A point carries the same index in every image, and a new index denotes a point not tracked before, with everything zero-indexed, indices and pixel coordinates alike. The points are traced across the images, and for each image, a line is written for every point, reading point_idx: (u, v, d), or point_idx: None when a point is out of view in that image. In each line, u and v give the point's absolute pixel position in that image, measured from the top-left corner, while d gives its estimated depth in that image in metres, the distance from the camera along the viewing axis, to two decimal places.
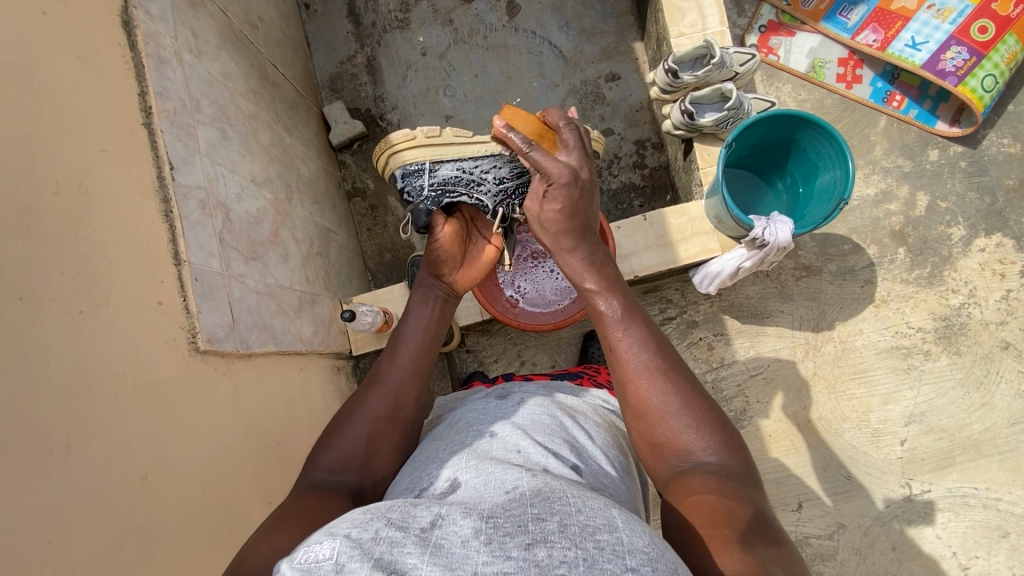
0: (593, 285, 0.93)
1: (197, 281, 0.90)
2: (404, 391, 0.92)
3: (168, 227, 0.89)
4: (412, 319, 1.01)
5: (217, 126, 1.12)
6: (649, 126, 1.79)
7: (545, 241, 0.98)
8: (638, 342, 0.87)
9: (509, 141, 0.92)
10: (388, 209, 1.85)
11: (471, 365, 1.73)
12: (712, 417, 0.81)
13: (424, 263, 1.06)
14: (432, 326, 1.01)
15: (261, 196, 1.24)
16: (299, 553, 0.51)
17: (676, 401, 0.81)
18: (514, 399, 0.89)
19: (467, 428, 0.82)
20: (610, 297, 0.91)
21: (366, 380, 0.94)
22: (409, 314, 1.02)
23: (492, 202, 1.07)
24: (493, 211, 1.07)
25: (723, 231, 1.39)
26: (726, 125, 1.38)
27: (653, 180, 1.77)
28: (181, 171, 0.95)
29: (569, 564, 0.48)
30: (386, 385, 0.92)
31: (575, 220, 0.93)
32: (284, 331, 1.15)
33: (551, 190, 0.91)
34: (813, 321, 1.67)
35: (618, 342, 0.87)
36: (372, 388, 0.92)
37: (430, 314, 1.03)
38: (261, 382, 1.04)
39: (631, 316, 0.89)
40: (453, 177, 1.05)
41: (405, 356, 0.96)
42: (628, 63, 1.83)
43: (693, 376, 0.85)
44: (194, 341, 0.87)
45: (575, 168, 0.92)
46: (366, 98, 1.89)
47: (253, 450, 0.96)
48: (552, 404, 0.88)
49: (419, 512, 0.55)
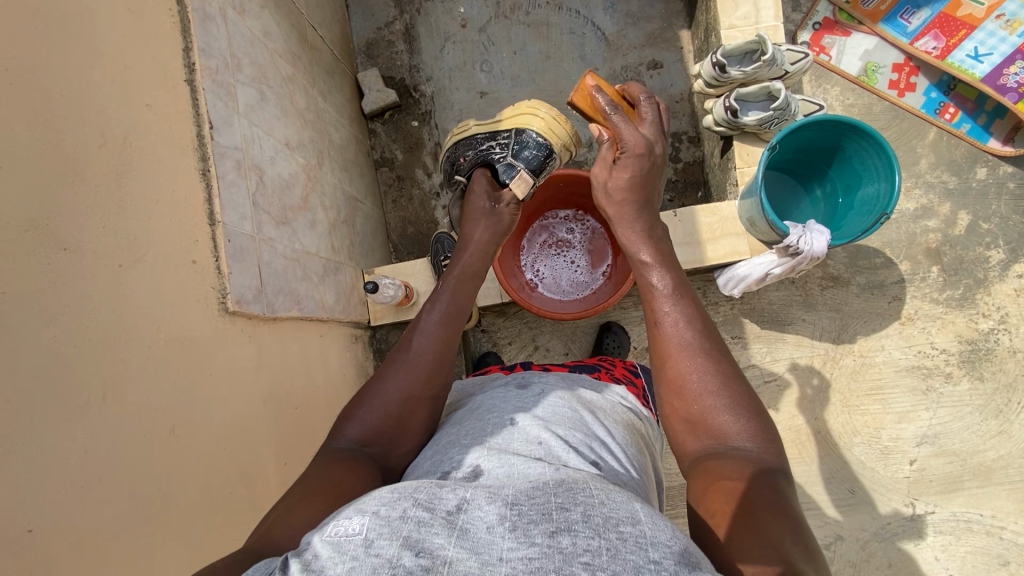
0: (649, 260, 0.98)
1: (229, 243, 0.91)
2: (433, 369, 0.92)
3: (205, 187, 0.89)
4: (445, 294, 1.02)
5: (256, 87, 1.12)
6: (687, 119, 1.74)
7: (607, 207, 1.07)
8: (684, 319, 0.89)
9: (596, 100, 1.04)
10: (415, 181, 1.84)
11: (485, 346, 1.74)
12: (747, 400, 0.81)
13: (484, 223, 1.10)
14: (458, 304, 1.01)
15: (294, 160, 1.24)
16: (328, 527, 0.54)
17: (716, 379, 0.83)
18: (536, 389, 0.89)
19: (488, 415, 0.82)
20: (665, 274, 0.95)
21: (392, 355, 0.94)
22: (442, 293, 1.02)
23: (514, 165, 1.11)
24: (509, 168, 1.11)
25: (755, 235, 1.36)
26: (770, 126, 1.34)
27: (686, 175, 1.73)
28: (220, 130, 0.95)
29: (592, 553, 0.49)
30: (413, 359, 0.92)
31: (640, 193, 1.04)
32: (308, 297, 1.16)
33: (623, 157, 1.03)
34: (834, 333, 1.64)
35: (665, 315, 0.90)
36: (398, 363, 0.92)
37: (469, 293, 1.04)
38: (283, 346, 1.05)
39: (680, 292, 0.93)
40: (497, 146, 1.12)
41: (432, 330, 0.96)
42: (673, 51, 1.78)
43: (733, 361, 0.86)
44: (224, 302, 0.89)
45: (651, 145, 1.04)
46: (401, 67, 1.87)
47: (273, 412, 0.98)
48: (574, 399, 0.88)
49: (445, 494, 0.57)
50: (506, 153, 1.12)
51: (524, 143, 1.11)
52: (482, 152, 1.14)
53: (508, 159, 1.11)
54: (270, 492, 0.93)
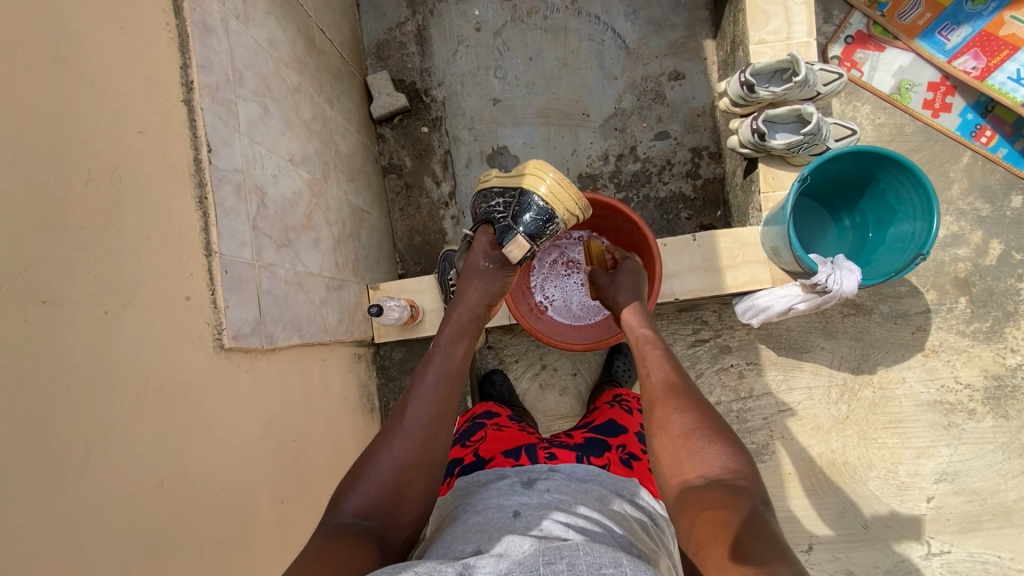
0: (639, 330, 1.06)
1: (226, 274, 0.86)
2: (431, 433, 0.89)
3: (201, 215, 0.84)
4: (437, 355, 0.99)
5: (259, 101, 1.06)
6: (709, 133, 1.67)
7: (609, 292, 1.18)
8: (666, 366, 0.94)
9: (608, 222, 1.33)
10: (424, 190, 1.78)
11: (491, 363, 1.69)
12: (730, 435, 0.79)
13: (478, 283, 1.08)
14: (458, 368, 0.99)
15: (298, 175, 1.18)
16: None
17: (698, 412, 0.82)
18: (544, 483, 0.83)
19: (490, 501, 0.79)
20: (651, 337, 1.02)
21: (389, 423, 0.91)
22: (437, 352, 0.99)
23: (513, 227, 1.08)
24: (506, 230, 1.08)
25: (778, 263, 1.30)
26: (798, 151, 1.28)
27: (705, 192, 1.66)
28: (219, 153, 0.90)
29: None
30: (409, 426, 0.89)
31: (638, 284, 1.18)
32: (309, 321, 1.12)
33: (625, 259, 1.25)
34: (853, 363, 1.58)
35: (652, 369, 0.94)
36: (395, 432, 0.88)
37: (463, 352, 1.01)
38: (282, 376, 1.01)
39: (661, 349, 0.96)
40: (502, 205, 1.10)
41: (429, 394, 0.93)
42: (696, 62, 1.70)
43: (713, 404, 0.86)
44: (219, 338, 0.84)
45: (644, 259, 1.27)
46: (412, 70, 1.80)
47: (269, 448, 0.94)
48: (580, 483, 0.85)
49: (443, 568, 0.57)
50: (507, 215, 1.09)
51: (525, 207, 1.08)
52: (485, 212, 1.12)
53: (507, 221, 1.09)
54: (266, 534, 0.89)
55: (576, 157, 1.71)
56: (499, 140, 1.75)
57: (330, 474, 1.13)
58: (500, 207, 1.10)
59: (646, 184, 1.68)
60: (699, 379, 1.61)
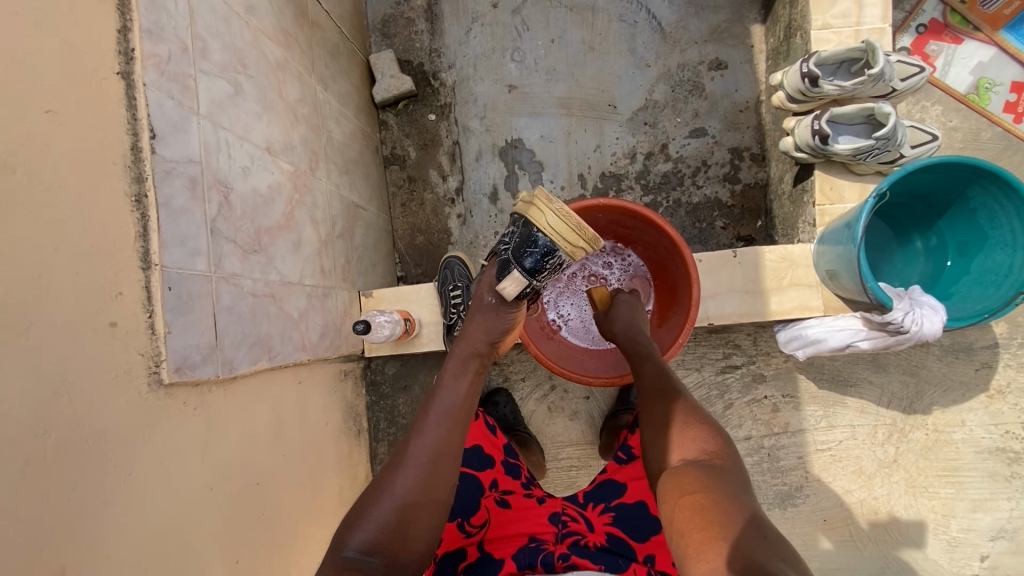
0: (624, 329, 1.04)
1: (170, 291, 0.70)
2: (433, 470, 0.81)
3: (138, 219, 0.68)
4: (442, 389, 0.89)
5: (228, 78, 0.89)
6: (751, 132, 1.48)
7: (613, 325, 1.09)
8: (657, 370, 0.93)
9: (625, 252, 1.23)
10: (428, 185, 1.61)
11: (495, 380, 1.53)
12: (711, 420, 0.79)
13: (484, 317, 0.94)
14: (467, 401, 0.89)
15: (277, 167, 1.01)
16: None
17: (682, 404, 0.82)
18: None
19: None
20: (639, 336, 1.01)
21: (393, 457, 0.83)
22: (443, 386, 0.89)
23: (509, 263, 0.91)
24: (503, 267, 0.91)
25: (833, 288, 1.10)
26: (866, 157, 1.08)
27: (744, 200, 1.47)
28: (167, 139, 0.73)
29: None
30: (410, 461, 0.81)
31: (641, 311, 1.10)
32: (283, 340, 0.95)
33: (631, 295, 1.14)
34: (905, 401, 1.39)
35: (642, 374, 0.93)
36: (397, 465, 0.81)
37: (467, 387, 0.90)
38: (245, 409, 0.85)
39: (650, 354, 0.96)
40: (507, 234, 0.92)
41: (432, 432, 0.84)
42: (740, 49, 1.50)
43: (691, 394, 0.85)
44: (157, 372, 0.68)
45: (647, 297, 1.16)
46: (420, 50, 1.62)
47: (224, 500, 0.78)
48: None
49: None
50: (509, 247, 0.91)
51: (526, 240, 0.88)
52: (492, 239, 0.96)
53: (508, 254, 0.91)
54: None
55: (599, 154, 1.52)
56: (514, 131, 1.57)
57: (303, 517, 0.98)
58: (505, 236, 0.92)
59: (678, 187, 1.49)
60: (727, 410, 1.43)
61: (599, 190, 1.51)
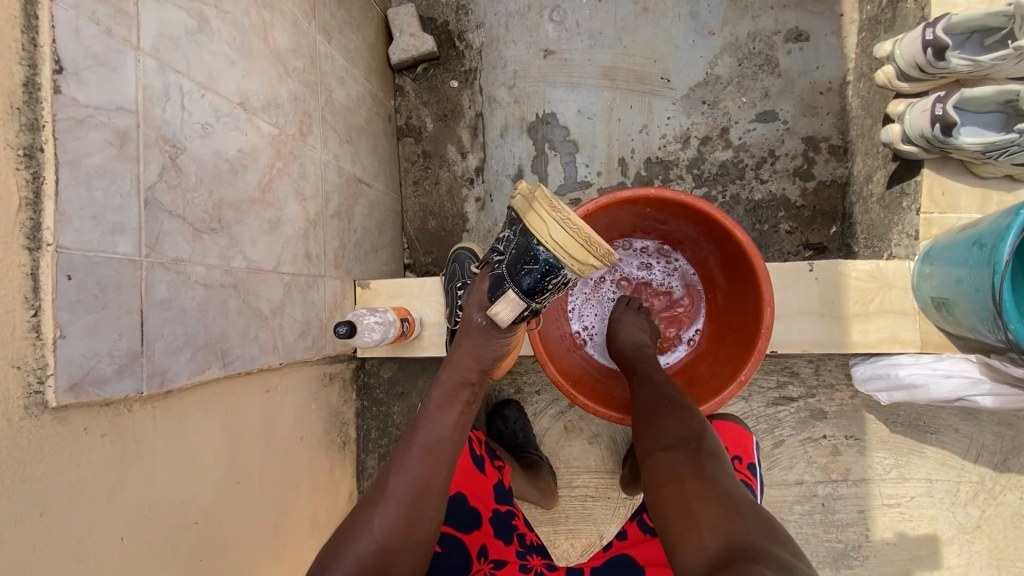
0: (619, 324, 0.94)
1: (69, 280, 0.53)
2: (415, 513, 0.68)
3: (29, 183, 0.50)
4: (425, 418, 0.74)
5: (189, 9, 0.70)
6: (833, 119, 1.23)
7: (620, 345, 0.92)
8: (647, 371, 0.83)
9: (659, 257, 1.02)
10: (445, 162, 1.41)
11: (506, 391, 1.34)
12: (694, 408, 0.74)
13: (476, 343, 0.76)
14: (457, 434, 0.74)
15: (255, 128, 0.83)
16: None
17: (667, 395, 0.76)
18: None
19: None
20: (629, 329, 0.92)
21: (369, 490, 0.70)
22: (426, 416, 0.74)
23: (503, 281, 0.71)
24: (496, 285, 0.72)
25: (935, 320, 0.88)
26: (998, 157, 0.83)
27: (817, 200, 1.23)
28: (82, 78, 0.55)
29: None
30: (391, 497, 0.68)
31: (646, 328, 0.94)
32: (245, 341, 0.78)
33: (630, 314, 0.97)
34: (997, 456, 1.15)
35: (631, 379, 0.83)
36: (375, 498, 0.68)
37: (456, 419, 0.74)
38: (185, 430, 0.68)
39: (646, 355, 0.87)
40: (502, 242, 0.72)
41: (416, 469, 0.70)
42: (828, 18, 1.24)
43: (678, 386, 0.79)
44: (41, 392, 0.51)
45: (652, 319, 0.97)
46: (446, 5, 1.40)
47: (143, 548, 0.61)
48: None
49: None
50: (504, 260, 0.71)
51: (524, 253, 0.68)
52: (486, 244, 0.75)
53: (503, 269, 0.71)
54: None
55: (645, 136, 1.29)
56: (547, 105, 1.35)
57: (261, 554, 0.82)
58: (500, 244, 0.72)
59: (738, 180, 1.25)
60: (777, 448, 1.22)
61: (642, 179, 1.29)
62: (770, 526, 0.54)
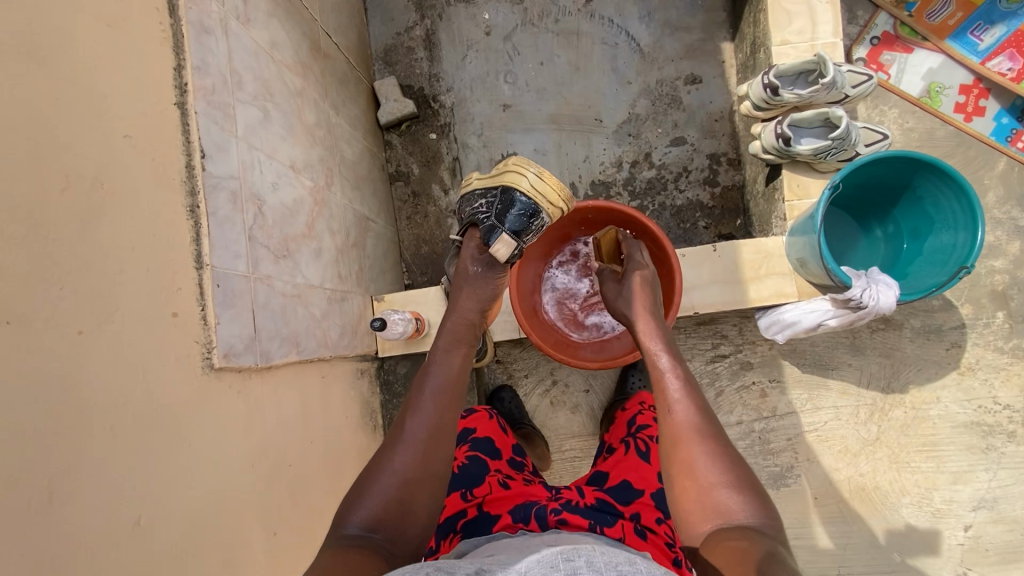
0: (660, 350, 0.97)
1: (218, 288, 0.81)
2: (432, 447, 0.85)
3: (193, 225, 0.79)
4: (436, 366, 0.94)
5: (259, 106, 1.02)
6: (727, 139, 1.61)
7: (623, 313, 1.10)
8: (695, 406, 0.87)
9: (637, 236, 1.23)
10: (431, 198, 1.73)
11: (500, 378, 1.62)
12: (747, 478, 0.79)
13: (473, 295, 1.01)
14: (456, 380, 0.93)
15: (300, 183, 1.14)
16: None
17: (723, 463, 0.80)
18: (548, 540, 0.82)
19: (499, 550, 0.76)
20: (676, 362, 0.94)
21: (390, 437, 0.86)
22: (431, 369, 0.93)
23: (495, 229, 0.98)
24: (491, 233, 0.98)
25: (804, 275, 1.22)
26: (826, 156, 1.20)
27: (723, 201, 1.60)
28: (213, 159, 0.85)
29: None
30: (407, 440, 0.85)
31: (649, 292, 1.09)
32: (308, 336, 1.06)
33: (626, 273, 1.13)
34: (883, 381, 1.49)
35: (677, 401, 0.88)
36: (395, 445, 0.85)
37: (457, 366, 0.95)
38: (279, 397, 0.95)
39: (689, 382, 0.91)
40: (483, 204, 1.00)
41: (427, 412, 0.88)
42: (713, 65, 1.64)
43: (730, 442, 0.84)
44: (209, 358, 0.78)
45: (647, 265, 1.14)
46: (420, 75, 1.76)
47: (264, 477, 0.87)
48: (581, 539, 0.78)
49: None
50: (492, 214, 0.99)
51: (508, 204, 0.97)
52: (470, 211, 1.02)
53: (493, 219, 0.99)
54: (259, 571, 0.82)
55: (588, 164, 1.65)
56: (509, 146, 1.70)
57: (330, 499, 1.07)
58: (481, 207, 1.00)
59: (662, 191, 1.61)
60: (719, 397, 1.53)
61: (589, 197, 1.64)
62: None
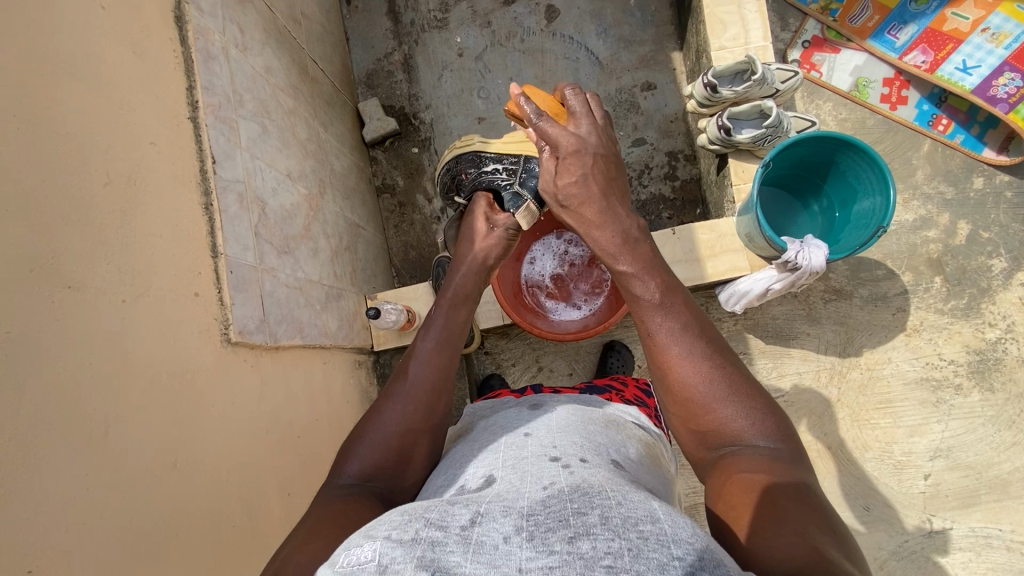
0: (627, 269, 0.85)
1: (232, 274, 0.93)
2: (432, 395, 0.91)
3: (208, 220, 0.91)
4: (438, 320, 1.00)
5: (258, 121, 1.15)
6: (682, 138, 1.77)
7: (569, 219, 0.91)
8: (679, 329, 0.81)
9: (569, 98, 0.92)
10: (417, 207, 1.86)
11: (489, 368, 1.74)
12: (752, 395, 0.77)
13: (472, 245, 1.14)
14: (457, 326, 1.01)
15: (296, 190, 1.26)
16: (340, 557, 0.52)
17: (722, 387, 0.77)
18: (548, 409, 0.86)
19: (501, 430, 0.81)
20: (649, 280, 0.84)
21: (388, 387, 0.93)
22: (434, 315, 1.02)
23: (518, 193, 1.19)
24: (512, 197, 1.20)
25: (754, 250, 1.36)
26: (764, 143, 1.36)
27: (683, 193, 1.75)
28: (223, 165, 0.98)
29: (613, 555, 0.47)
30: (411, 388, 0.91)
31: (596, 180, 0.88)
32: (311, 324, 1.17)
33: (561, 161, 0.88)
34: (840, 346, 1.63)
35: (659, 331, 0.81)
36: (395, 393, 0.91)
37: (463, 316, 1.03)
38: (287, 375, 1.06)
39: (670, 300, 0.83)
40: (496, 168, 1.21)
41: (428, 357, 0.95)
42: (666, 73, 1.81)
43: (736, 358, 0.80)
44: (226, 333, 0.89)
45: (586, 138, 0.89)
46: (401, 96, 1.91)
47: (275, 442, 0.97)
48: (585, 414, 0.84)
49: (457, 511, 0.55)
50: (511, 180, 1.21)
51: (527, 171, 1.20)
52: (486, 178, 1.22)
53: (515, 188, 1.20)
54: (274, 525, 0.92)
55: None
56: None
57: None
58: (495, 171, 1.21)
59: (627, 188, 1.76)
60: None
61: None
62: (846, 542, 0.58)
